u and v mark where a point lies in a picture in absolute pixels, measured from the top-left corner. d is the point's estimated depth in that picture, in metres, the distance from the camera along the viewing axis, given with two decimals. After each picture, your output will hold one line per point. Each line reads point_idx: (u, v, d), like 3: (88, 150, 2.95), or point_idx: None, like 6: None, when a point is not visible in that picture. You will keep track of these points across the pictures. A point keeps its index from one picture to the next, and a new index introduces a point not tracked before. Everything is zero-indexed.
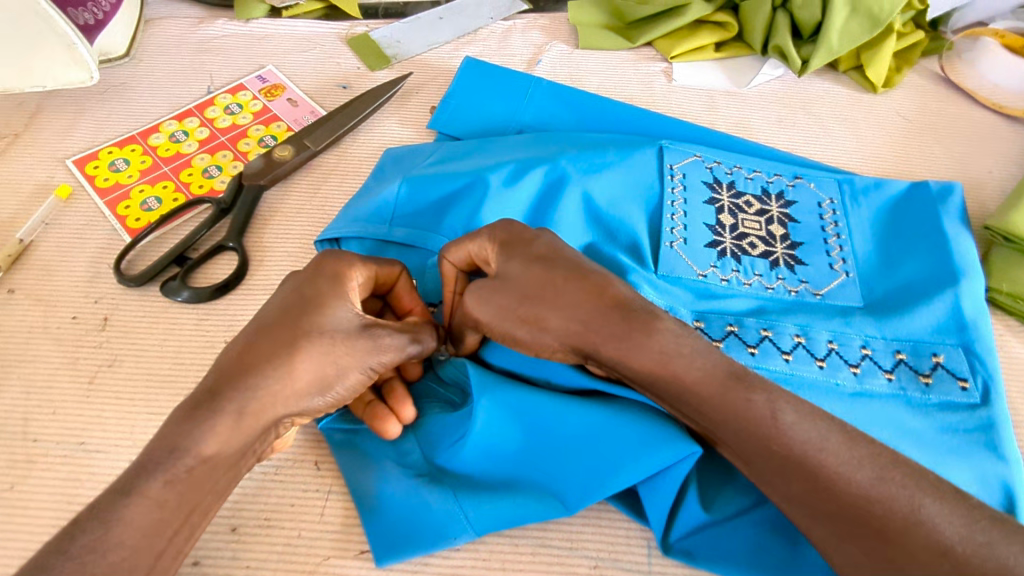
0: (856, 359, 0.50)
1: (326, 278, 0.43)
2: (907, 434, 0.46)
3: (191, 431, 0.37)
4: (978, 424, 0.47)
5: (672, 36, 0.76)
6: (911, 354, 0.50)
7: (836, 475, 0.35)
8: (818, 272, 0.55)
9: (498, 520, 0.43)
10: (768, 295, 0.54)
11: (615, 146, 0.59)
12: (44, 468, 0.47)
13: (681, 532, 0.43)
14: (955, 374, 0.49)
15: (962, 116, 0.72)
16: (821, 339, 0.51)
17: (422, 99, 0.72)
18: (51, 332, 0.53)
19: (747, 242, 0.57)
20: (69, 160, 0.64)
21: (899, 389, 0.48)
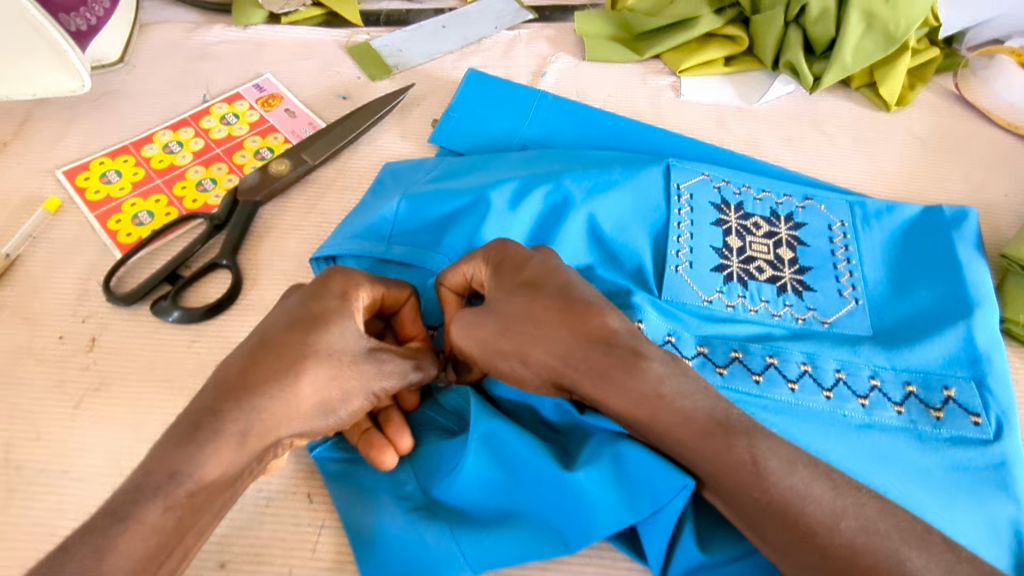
0: (864, 390, 0.49)
1: (334, 296, 0.41)
2: (918, 470, 0.46)
3: (193, 453, 0.35)
4: (990, 461, 0.46)
5: (681, 49, 0.74)
6: (922, 386, 0.49)
7: (827, 527, 0.35)
8: (827, 299, 0.54)
9: (496, 557, 0.42)
10: (774, 322, 0.53)
11: (621, 164, 0.58)
12: (27, 498, 0.45)
13: (678, 570, 0.42)
14: (967, 409, 0.48)
15: (978, 136, 0.71)
16: (829, 368, 0.50)
17: (423, 111, 0.70)
18: (37, 353, 0.51)
19: (754, 266, 0.56)
20: (59, 171, 0.63)
21: (909, 422, 0.48)
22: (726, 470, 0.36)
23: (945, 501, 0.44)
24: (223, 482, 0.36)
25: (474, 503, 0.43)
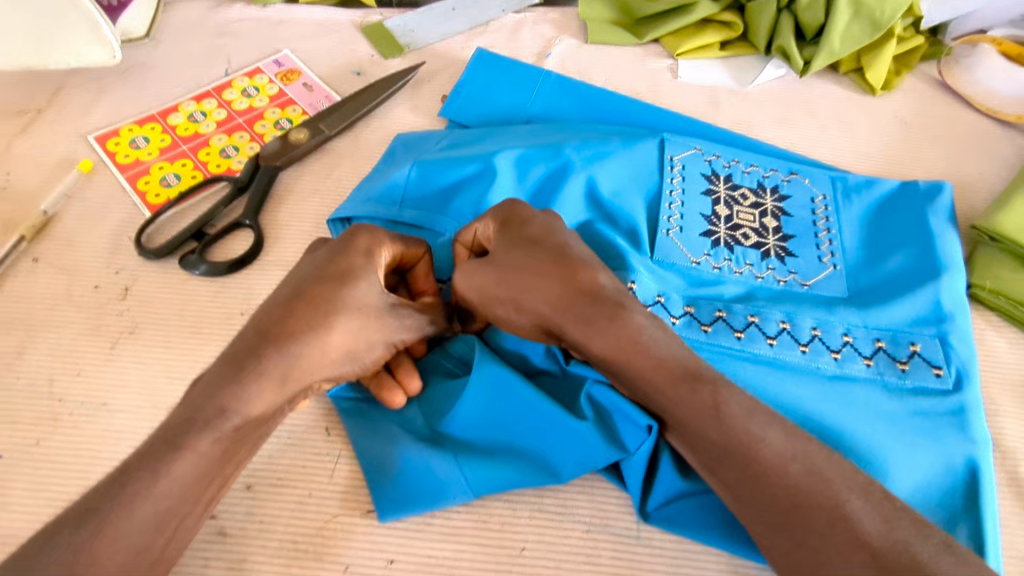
0: (838, 345, 0.53)
1: (359, 253, 0.45)
2: (882, 414, 0.50)
3: (237, 391, 0.39)
4: (949, 408, 0.50)
5: (678, 33, 0.78)
6: (890, 342, 0.53)
7: (778, 468, 0.39)
8: (807, 264, 0.58)
9: (496, 483, 0.46)
10: (758, 283, 0.57)
11: (617, 137, 0.62)
12: (69, 427, 0.49)
13: (659, 500, 0.47)
14: (930, 362, 0.52)
15: (958, 120, 0.75)
16: (806, 325, 0.54)
17: (434, 87, 0.74)
18: (74, 300, 0.56)
19: (741, 233, 0.59)
20: (90, 136, 0.67)
21: (877, 374, 0.52)
22: (694, 415, 0.41)
23: (904, 442, 0.49)
24: (260, 419, 0.41)
25: (474, 437, 0.47)
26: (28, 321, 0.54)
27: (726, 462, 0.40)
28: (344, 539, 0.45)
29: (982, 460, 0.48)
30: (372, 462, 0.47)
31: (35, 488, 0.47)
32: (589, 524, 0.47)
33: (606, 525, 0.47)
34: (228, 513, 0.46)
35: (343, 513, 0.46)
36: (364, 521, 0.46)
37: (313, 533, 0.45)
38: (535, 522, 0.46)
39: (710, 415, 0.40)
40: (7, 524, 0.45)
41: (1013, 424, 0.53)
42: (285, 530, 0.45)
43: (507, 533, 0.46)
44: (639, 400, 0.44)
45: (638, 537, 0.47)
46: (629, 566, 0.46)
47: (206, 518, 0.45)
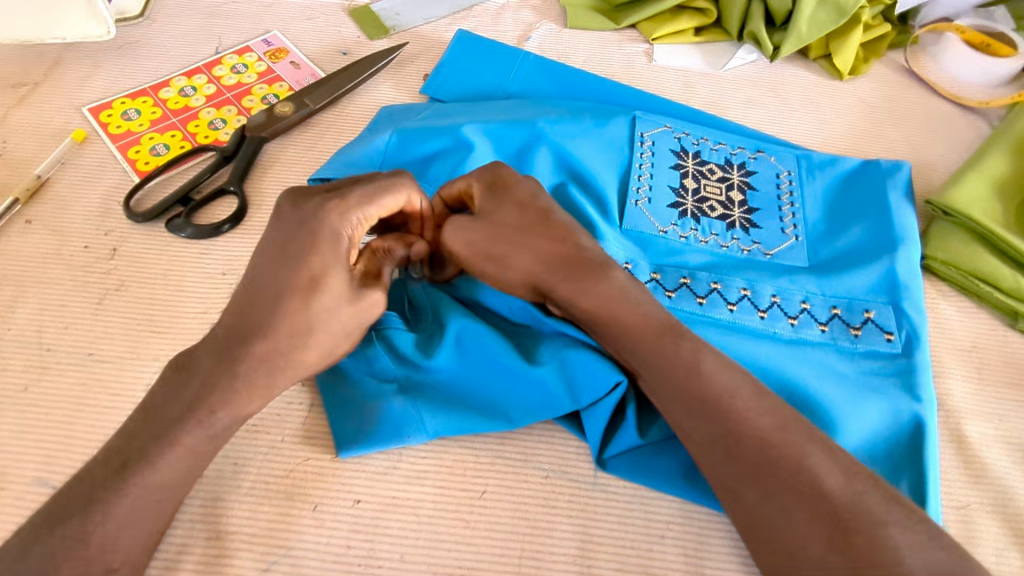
0: (795, 311, 0.55)
1: (325, 241, 0.45)
2: (833, 375, 0.52)
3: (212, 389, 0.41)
4: (898, 369, 0.53)
5: (655, 19, 0.81)
6: (845, 309, 0.55)
7: (743, 419, 0.40)
8: (770, 235, 0.60)
9: (452, 426, 0.48)
10: (723, 252, 0.59)
11: (590, 113, 0.64)
12: (57, 374, 0.52)
13: (615, 450, 0.48)
14: (882, 328, 0.54)
15: (922, 104, 0.77)
16: (766, 293, 0.56)
17: (417, 67, 0.77)
18: (64, 258, 0.58)
19: (707, 205, 0.62)
20: (84, 108, 0.69)
21: (831, 338, 0.54)
22: (669, 368, 0.43)
23: (854, 399, 0.50)
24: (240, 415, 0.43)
25: (442, 385, 0.50)
26: (20, 277, 0.57)
27: (692, 413, 0.42)
28: (313, 481, 0.47)
29: (928, 419, 0.50)
30: (341, 402, 0.49)
31: (24, 429, 0.49)
32: (549, 470, 0.49)
33: (565, 471, 0.49)
34: None
35: (313, 456, 0.48)
36: (334, 464, 0.48)
37: (284, 475, 0.47)
38: (496, 467, 0.49)
39: (684, 369, 0.42)
40: None
41: (958, 385, 0.55)
42: (258, 470, 0.48)
43: (469, 477, 0.48)
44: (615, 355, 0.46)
45: (595, 484, 0.48)
46: (586, 510, 0.47)
47: None
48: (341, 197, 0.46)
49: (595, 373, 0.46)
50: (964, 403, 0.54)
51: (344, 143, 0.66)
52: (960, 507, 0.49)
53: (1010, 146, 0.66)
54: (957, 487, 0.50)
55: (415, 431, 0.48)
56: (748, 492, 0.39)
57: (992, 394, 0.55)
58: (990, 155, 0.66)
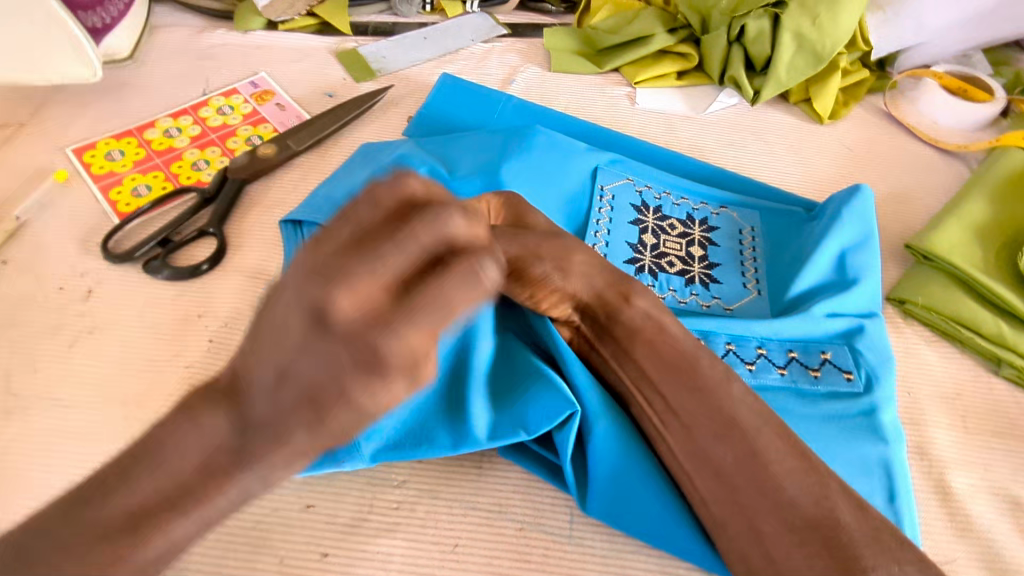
0: (752, 357, 0.53)
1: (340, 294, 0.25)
2: (794, 419, 0.49)
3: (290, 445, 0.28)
4: (861, 409, 0.50)
5: (637, 64, 0.82)
6: (802, 352, 0.53)
7: (751, 429, 0.42)
8: (730, 290, 0.60)
9: (393, 453, 0.47)
10: (681, 307, 0.58)
11: (554, 161, 0.64)
12: (22, 419, 0.51)
13: (594, 499, 0.46)
14: (841, 367, 0.52)
15: (903, 148, 0.78)
16: (720, 340, 0.54)
17: (402, 109, 0.78)
18: (38, 300, 0.58)
19: (666, 260, 0.62)
20: (68, 149, 0.70)
21: (791, 381, 0.52)
22: (683, 376, 0.45)
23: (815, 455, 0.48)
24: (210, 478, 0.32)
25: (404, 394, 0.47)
26: None
27: (697, 421, 0.44)
28: (280, 533, 0.46)
29: (895, 460, 0.48)
30: None
31: None
32: (523, 522, 0.47)
33: (540, 524, 0.47)
34: None
35: (281, 508, 0.47)
36: (302, 515, 0.47)
37: (250, 527, 0.46)
38: (469, 518, 0.47)
39: (694, 383, 0.45)
40: None
41: (941, 434, 0.54)
42: (224, 524, 0.46)
43: (440, 530, 0.47)
44: (615, 359, 0.48)
45: (570, 536, 0.47)
46: (562, 566, 0.46)
47: None
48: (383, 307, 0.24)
49: (548, 406, 0.45)
50: (948, 451, 0.53)
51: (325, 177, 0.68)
52: (946, 560, 0.47)
53: (988, 191, 0.67)
54: (943, 540, 0.48)
55: (359, 456, 0.47)
56: (727, 504, 0.42)
57: (976, 443, 0.54)
58: (970, 199, 0.66)
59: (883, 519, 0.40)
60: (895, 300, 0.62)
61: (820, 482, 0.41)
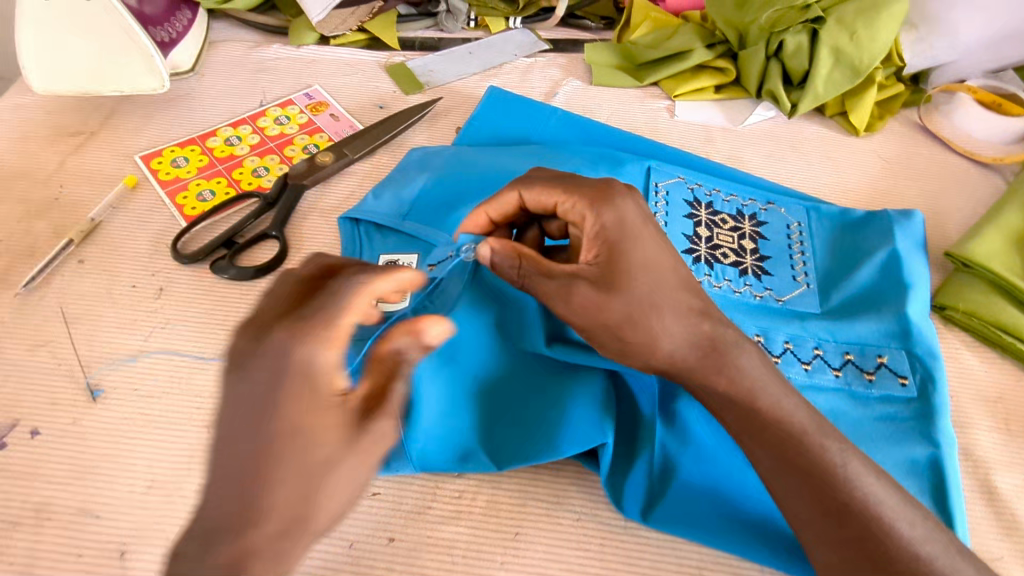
0: (808, 357, 0.56)
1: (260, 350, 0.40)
2: (845, 421, 0.53)
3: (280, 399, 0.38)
4: (915, 413, 0.53)
5: (676, 78, 0.85)
6: (858, 355, 0.56)
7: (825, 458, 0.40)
8: (782, 282, 0.62)
9: (436, 461, 0.49)
10: (736, 296, 0.60)
11: (608, 167, 0.67)
12: (103, 408, 0.53)
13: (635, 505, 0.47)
14: (896, 372, 0.55)
15: (937, 160, 0.80)
16: (779, 339, 0.57)
17: (449, 120, 0.81)
18: (114, 297, 0.61)
19: (720, 252, 0.64)
20: (136, 156, 0.73)
21: (846, 383, 0.55)
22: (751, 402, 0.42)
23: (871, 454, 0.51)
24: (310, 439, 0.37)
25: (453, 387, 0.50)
26: (71, 313, 0.59)
27: (771, 449, 0.41)
28: (349, 519, 0.48)
29: (947, 461, 0.50)
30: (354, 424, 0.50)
31: (70, 461, 0.50)
32: (581, 513, 0.49)
33: (597, 515, 0.49)
34: None
35: None
36: (369, 502, 0.49)
37: None
38: (527, 509, 0.49)
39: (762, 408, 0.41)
40: (41, 494, 0.49)
41: (985, 436, 0.55)
42: None
43: (501, 519, 0.48)
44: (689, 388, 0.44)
45: (626, 528, 0.48)
46: (619, 556, 0.47)
47: None
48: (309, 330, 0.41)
49: (586, 430, 0.47)
50: (993, 453, 0.54)
51: (381, 180, 0.71)
52: (993, 558, 0.48)
53: None
54: (989, 538, 0.49)
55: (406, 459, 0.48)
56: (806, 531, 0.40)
57: (1019, 446, 0.55)
58: (1007, 209, 0.68)
59: (965, 552, 0.38)
60: (937, 305, 0.64)
61: (900, 507, 0.39)
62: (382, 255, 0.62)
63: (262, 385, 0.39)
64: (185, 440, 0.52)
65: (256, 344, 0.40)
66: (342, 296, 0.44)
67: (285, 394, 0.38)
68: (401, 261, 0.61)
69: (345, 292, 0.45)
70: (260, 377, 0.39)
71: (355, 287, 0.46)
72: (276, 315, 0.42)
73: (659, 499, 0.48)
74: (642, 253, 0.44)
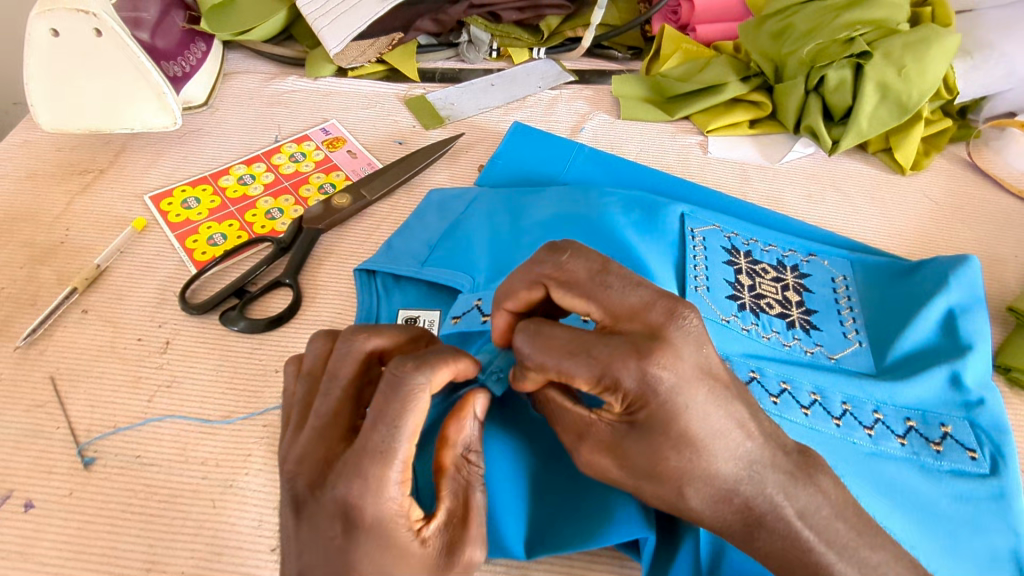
0: (870, 421, 0.50)
1: (309, 446, 0.35)
2: (917, 498, 0.47)
3: (349, 506, 0.32)
4: (990, 493, 0.48)
5: (709, 112, 0.81)
6: (921, 422, 0.51)
7: None
8: (832, 338, 0.58)
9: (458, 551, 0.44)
10: (786, 350, 0.55)
11: (641, 208, 0.63)
12: (102, 477, 0.50)
13: None
14: (964, 444, 0.50)
15: (991, 201, 0.75)
16: (836, 399, 0.51)
17: (471, 157, 0.77)
18: (117, 352, 0.57)
19: (765, 302, 0.59)
20: (146, 196, 0.70)
21: (912, 454, 0.50)
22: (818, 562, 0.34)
23: (944, 536, 0.46)
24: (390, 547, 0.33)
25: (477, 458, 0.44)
26: (71, 370, 0.56)
27: None
28: None
29: None
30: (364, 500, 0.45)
31: (66, 538, 0.47)
32: None
33: None
34: (253, 572, 0.46)
35: None
36: None
37: None
38: None
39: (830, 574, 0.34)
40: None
41: None
42: None
43: None
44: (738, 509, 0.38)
45: None
46: None
47: None
48: (364, 440, 0.33)
49: (624, 521, 0.41)
50: None
51: (397, 227, 0.68)
52: None
53: None
54: None
55: None
56: None
57: None
58: None
59: None
60: (1001, 366, 0.59)
61: None
62: (401, 310, 0.58)
63: (319, 491, 0.33)
64: (189, 515, 0.48)
65: (322, 493, 0.33)
66: (384, 412, 0.33)
67: (343, 509, 0.32)
68: (422, 318, 0.58)
69: (388, 397, 0.33)
70: (320, 484, 0.33)
71: (395, 390, 0.33)
72: (333, 407, 0.36)
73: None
74: (676, 447, 0.33)
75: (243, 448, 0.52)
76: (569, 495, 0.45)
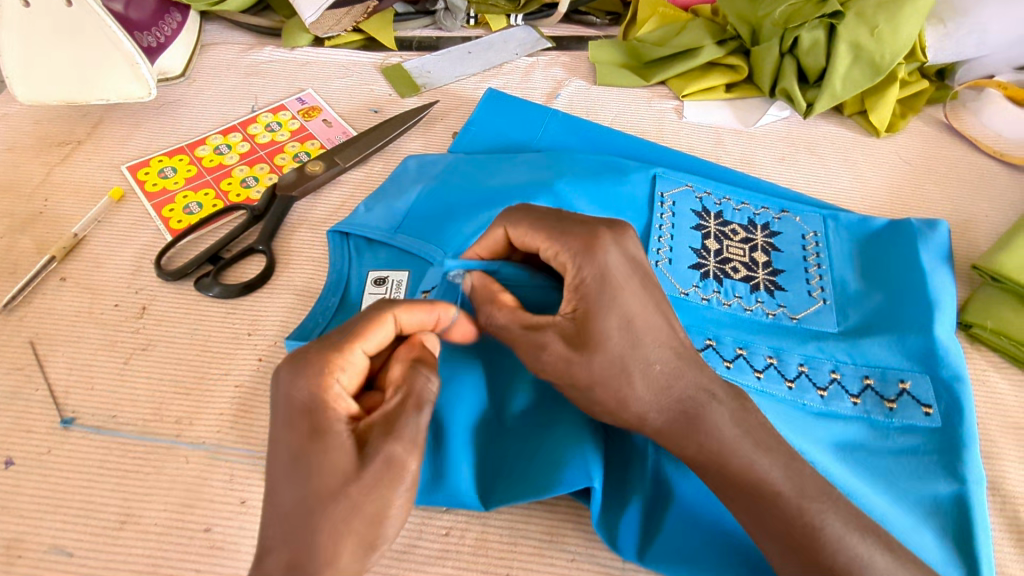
0: (824, 382, 0.52)
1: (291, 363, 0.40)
2: (859, 454, 0.49)
3: (303, 389, 0.36)
4: (939, 447, 0.49)
5: (685, 76, 0.81)
6: (879, 380, 0.52)
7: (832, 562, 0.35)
8: (796, 298, 0.58)
9: (440, 501, 0.46)
10: (747, 315, 0.56)
11: (608, 174, 0.63)
12: (78, 437, 0.51)
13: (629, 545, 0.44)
14: (920, 400, 0.51)
15: (965, 162, 0.75)
16: (793, 361, 0.53)
17: (446, 124, 0.78)
18: (95, 317, 0.59)
19: (730, 266, 0.60)
20: (123, 166, 0.71)
21: (864, 411, 0.51)
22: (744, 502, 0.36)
23: (885, 489, 0.47)
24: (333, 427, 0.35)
25: (449, 405, 0.47)
26: (51, 335, 0.57)
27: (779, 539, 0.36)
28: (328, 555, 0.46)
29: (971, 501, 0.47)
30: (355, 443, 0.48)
31: (45, 491, 0.49)
32: (576, 553, 0.46)
33: (592, 555, 0.46)
34: (223, 522, 0.48)
35: None
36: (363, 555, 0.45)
37: None
38: (518, 548, 0.47)
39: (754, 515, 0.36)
40: (14, 529, 0.47)
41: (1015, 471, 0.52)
42: None
43: (489, 559, 0.46)
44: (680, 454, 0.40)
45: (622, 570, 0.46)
46: None
47: (202, 529, 0.47)
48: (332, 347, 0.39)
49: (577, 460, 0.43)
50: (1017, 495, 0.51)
51: (372, 193, 0.69)
52: None
53: None
54: None
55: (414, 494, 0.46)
56: None
57: None
58: None
59: None
60: (963, 323, 0.60)
61: None
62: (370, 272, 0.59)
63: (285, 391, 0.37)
64: (163, 470, 0.50)
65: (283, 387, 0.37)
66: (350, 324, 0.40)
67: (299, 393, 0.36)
68: (391, 278, 0.58)
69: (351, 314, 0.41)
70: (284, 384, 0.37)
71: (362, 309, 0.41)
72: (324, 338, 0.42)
73: (652, 536, 0.44)
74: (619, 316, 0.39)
75: (216, 406, 0.53)
76: (527, 449, 0.46)
